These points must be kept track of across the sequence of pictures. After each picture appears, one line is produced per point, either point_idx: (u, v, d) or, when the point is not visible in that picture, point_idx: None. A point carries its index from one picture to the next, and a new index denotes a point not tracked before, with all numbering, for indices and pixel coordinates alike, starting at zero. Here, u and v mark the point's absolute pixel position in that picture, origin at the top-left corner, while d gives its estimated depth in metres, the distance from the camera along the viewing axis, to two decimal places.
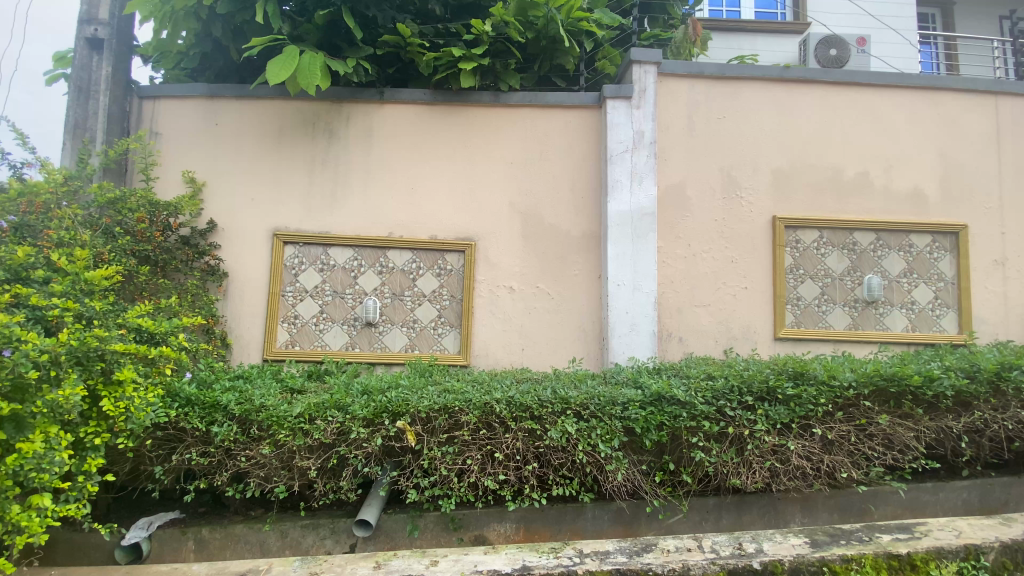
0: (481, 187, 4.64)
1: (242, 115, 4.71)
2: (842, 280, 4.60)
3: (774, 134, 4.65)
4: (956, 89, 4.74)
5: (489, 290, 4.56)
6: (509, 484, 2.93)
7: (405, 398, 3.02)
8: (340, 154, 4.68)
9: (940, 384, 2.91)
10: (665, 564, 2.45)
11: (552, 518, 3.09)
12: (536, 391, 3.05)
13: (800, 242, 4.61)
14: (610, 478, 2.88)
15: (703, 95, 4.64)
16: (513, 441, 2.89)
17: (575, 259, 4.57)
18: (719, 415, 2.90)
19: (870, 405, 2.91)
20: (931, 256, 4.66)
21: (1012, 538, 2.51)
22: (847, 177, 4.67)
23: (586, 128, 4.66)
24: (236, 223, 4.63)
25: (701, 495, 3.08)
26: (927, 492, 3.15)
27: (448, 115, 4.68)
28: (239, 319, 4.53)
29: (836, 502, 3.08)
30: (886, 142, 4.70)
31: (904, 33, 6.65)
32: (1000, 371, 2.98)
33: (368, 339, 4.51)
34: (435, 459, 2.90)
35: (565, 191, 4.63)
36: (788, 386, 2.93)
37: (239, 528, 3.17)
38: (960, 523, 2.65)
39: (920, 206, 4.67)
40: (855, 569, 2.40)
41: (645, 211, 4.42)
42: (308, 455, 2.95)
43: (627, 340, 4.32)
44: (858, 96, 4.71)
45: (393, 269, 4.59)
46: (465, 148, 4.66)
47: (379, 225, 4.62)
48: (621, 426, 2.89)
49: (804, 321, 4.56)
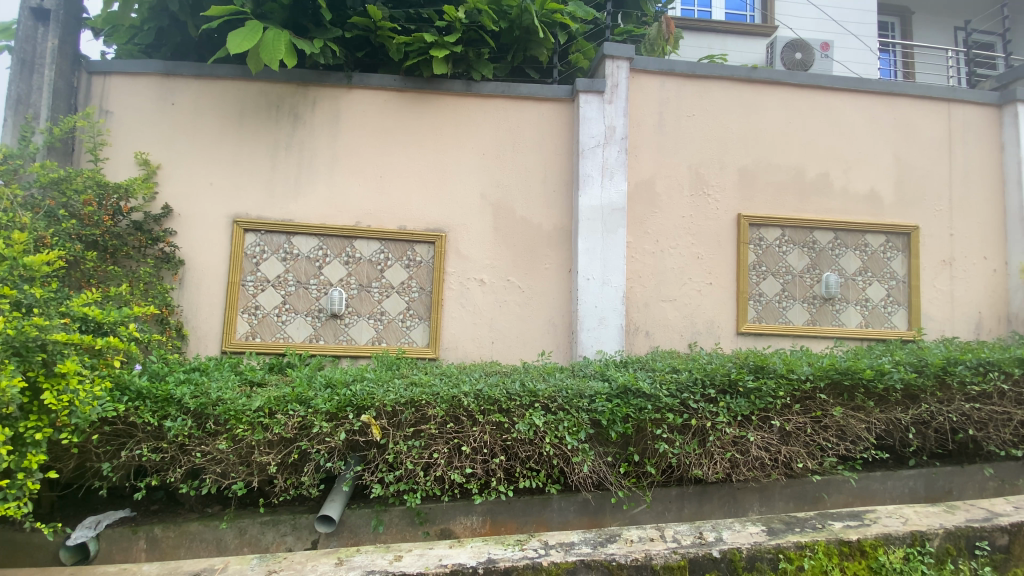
0: (452, 177, 4.57)
1: (200, 95, 4.48)
2: (802, 277, 4.75)
3: (741, 134, 4.74)
4: (912, 95, 4.94)
5: (460, 283, 4.51)
6: (476, 478, 2.92)
7: (371, 391, 2.95)
8: (306, 139, 4.52)
9: (891, 377, 3.05)
10: (628, 554, 2.43)
11: (519, 510, 3.09)
12: (504, 385, 3.03)
13: (763, 240, 4.73)
14: (576, 469, 2.90)
15: (674, 92, 4.68)
16: (481, 435, 2.86)
17: (546, 253, 4.56)
18: (682, 408, 2.95)
19: (825, 398, 3.02)
20: (885, 255, 4.86)
21: (956, 524, 2.58)
22: (809, 177, 4.82)
23: (558, 121, 4.65)
24: (193, 208, 4.42)
25: (664, 486, 3.13)
26: (877, 481, 3.29)
27: (419, 103, 4.58)
28: (196, 310, 4.35)
29: (792, 491, 3.19)
30: (846, 144, 4.86)
31: (865, 40, 6.89)
32: (946, 366, 3.14)
33: (333, 331, 4.40)
34: (400, 453, 2.84)
35: (537, 184, 4.61)
36: (749, 379, 3.00)
37: (194, 526, 3.05)
38: (907, 511, 2.74)
39: (876, 207, 4.86)
40: (808, 555, 2.42)
41: (616, 206, 4.45)
42: (267, 450, 2.86)
43: (596, 334, 4.36)
44: (821, 99, 4.85)
45: (360, 259, 4.48)
46: (435, 137, 4.57)
47: (346, 214, 4.49)
48: (588, 418, 2.90)
49: (766, 316, 4.69)
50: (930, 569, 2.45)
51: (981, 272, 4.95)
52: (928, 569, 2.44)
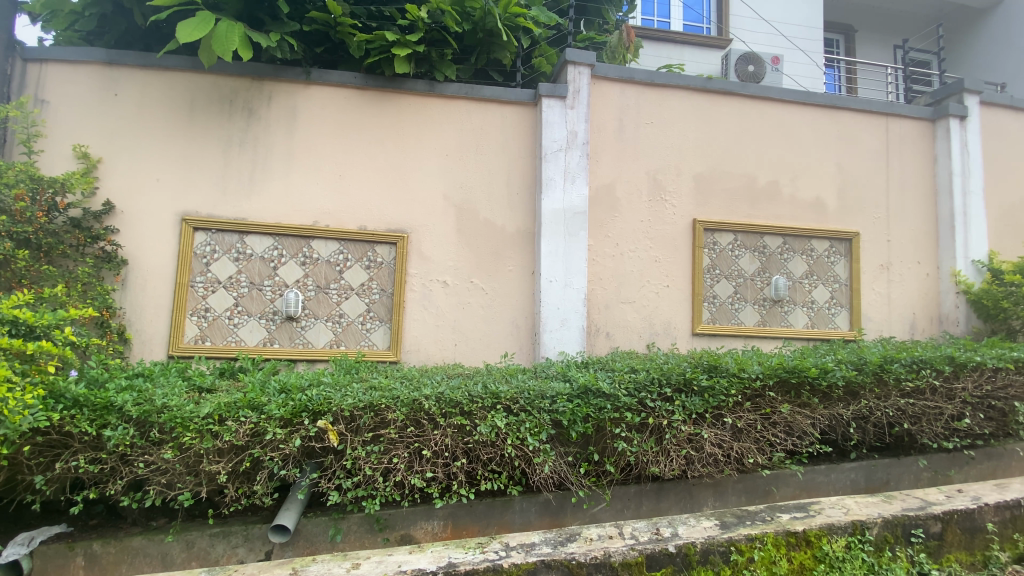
0: (413, 178, 4.52)
1: (146, 87, 4.26)
2: (753, 280, 4.95)
3: (697, 141, 4.91)
4: (854, 109, 5.24)
5: (422, 284, 4.46)
6: (437, 481, 2.88)
7: (328, 396, 2.87)
8: (261, 136, 4.37)
9: (833, 375, 3.22)
10: (588, 552, 2.43)
11: (480, 512, 3.09)
12: (466, 387, 3.02)
13: (717, 244, 4.91)
14: (538, 470, 2.91)
15: (634, 99, 4.80)
16: (442, 438, 2.83)
17: (509, 255, 4.57)
18: (640, 407, 3.01)
19: (773, 395, 3.15)
20: (829, 260, 5.13)
21: (893, 513, 2.68)
22: (760, 184, 5.03)
23: (521, 124, 4.68)
24: (137, 205, 4.19)
25: (623, 484, 3.20)
26: (821, 473, 3.47)
27: (381, 102, 4.51)
28: (140, 312, 4.12)
29: (743, 486, 3.32)
30: (794, 154, 5.11)
31: (812, 55, 7.25)
32: (883, 364, 3.36)
33: (289, 334, 4.27)
34: (359, 459, 2.77)
35: (500, 186, 4.62)
36: (703, 378, 3.10)
37: (136, 541, 2.89)
38: (849, 502, 2.85)
39: (821, 214, 5.13)
40: (758, 547, 2.50)
41: (578, 210, 4.52)
42: (217, 459, 2.74)
43: (558, 335, 4.41)
44: (771, 110, 5.08)
45: (318, 259, 4.37)
46: (397, 137, 4.51)
47: (303, 213, 4.37)
48: (550, 419, 2.92)
49: (719, 318, 4.86)
50: (870, 557, 2.54)
51: (915, 276, 5.29)
52: (868, 557, 2.53)
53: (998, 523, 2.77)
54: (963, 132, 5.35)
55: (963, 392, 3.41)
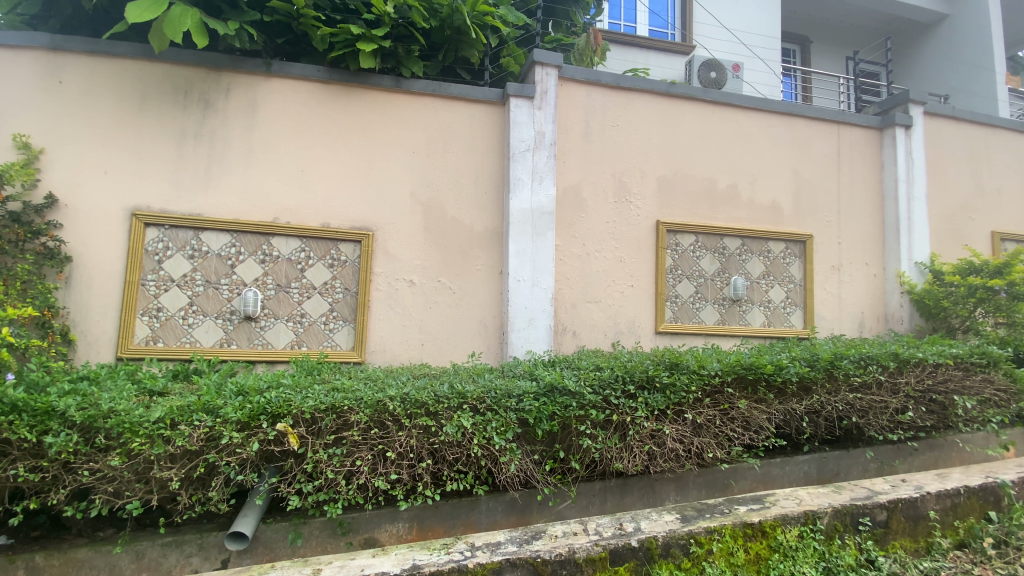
0: (379, 175, 4.44)
1: (93, 74, 4.04)
2: (713, 280, 5.10)
3: (661, 144, 5.02)
4: (808, 116, 5.47)
5: (388, 284, 4.39)
6: (401, 483, 2.83)
7: (288, 398, 2.79)
8: (219, 128, 4.21)
9: (787, 371, 3.35)
10: (552, 549, 2.43)
11: (446, 514, 3.06)
12: (432, 388, 2.99)
13: (679, 245, 5.03)
14: (504, 469, 2.91)
15: (600, 102, 4.87)
16: (407, 440, 2.79)
17: (477, 254, 4.55)
18: (604, 404, 3.06)
19: (731, 391, 3.25)
20: (785, 261, 5.34)
21: (842, 503, 2.75)
22: (720, 188, 5.18)
23: (489, 123, 4.67)
24: (83, 199, 3.97)
25: (588, 481, 3.23)
26: (777, 466, 3.61)
27: (345, 96, 4.42)
28: (86, 312, 3.90)
29: (704, 480, 3.41)
30: (752, 159, 5.29)
31: (770, 64, 7.52)
32: (834, 361, 3.52)
33: (247, 335, 4.13)
34: (320, 462, 2.70)
35: (468, 185, 4.59)
36: (664, 375, 3.18)
37: (82, 553, 2.73)
38: (802, 494, 2.95)
39: (777, 217, 5.33)
40: (716, 539, 2.55)
41: (545, 210, 4.55)
42: (169, 465, 2.62)
43: (525, 334, 4.43)
44: (731, 116, 5.24)
45: (278, 257, 4.24)
46: (362, 133, 4.43)
47: (263, 209, 4.23)
48: (516, 418, 2.93)
49: (681, 317, 4.99)
50: (821, 546, 2.62)
51: (864, 276, 5.57)
52: (819, 545, 2.61)
53: (939, 511, 2.83)
54: (907, 141, 5.65)
55: (906, 386, 3.61)
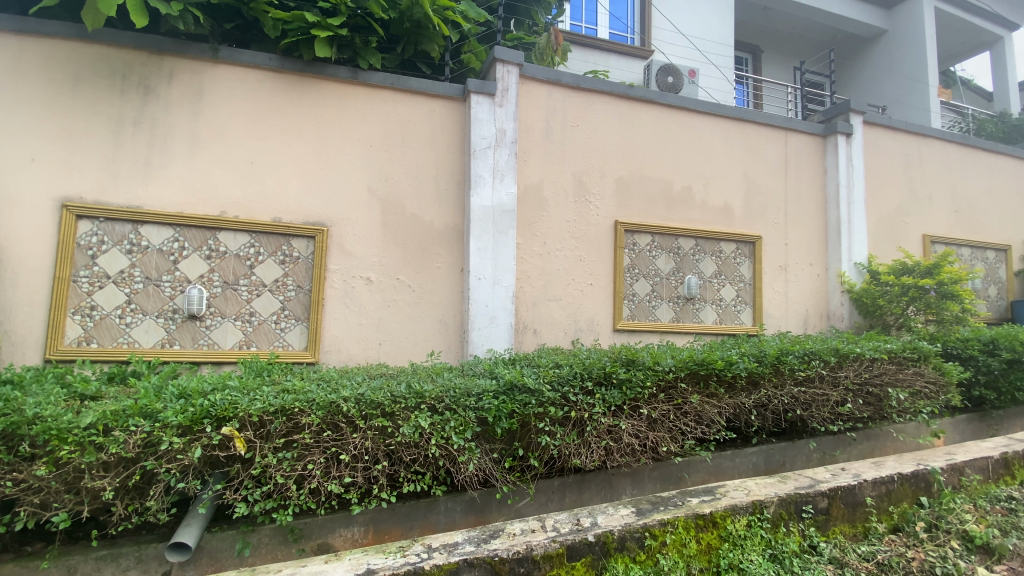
0: (334, 168, 4.31)
1: (18, 53, 3.73)
2: (668, 279, 5.24)
3: (620, 145, 5.11)
4: (757, 122, 5.70)
5: (343, 281, 4.26)
6: (356, 487, 2.76)
7: (234, 401, 2.66)
8: (160, 116, 3.97)
9: (737, 367, 3.49)
10: (510, 547, 2.42)
11: (403, 516, 2.99)
12: (388, 388, 2.93)
13: (636, 245, 5.14)
14: (462, 469, 2.87)
15: (561, 101, 4.90)
16: (362, 442, 2.70)
17: (437, 252, 4.49)
18: (563, 401, 3.08)
19: (684, 386, 3.34)
20: (736, 261, 5.54)
21: (787, 492, 2.88)
22: (676, 189, 5.32)
23: (449, 119, 4.61)
24: (7, 188, 3.66)
25: (547, 477, 3.25)
26: (727, 458, 3.73)
27: (299, 87, 4.27)
28: (10, 310, 3.61)
29: (658, 473, 3.49)
30: (706, 161, 5.46)
31: (724, 70, 7.78)
32: (780, 356, 3.68)
33: (191, 335, 3.92)
34: (269, 467, 2.59)
35: (427, 181, 4.52)
36: (621, 371, 3.24)
37: (4, 570, 2.52)
38: (751, 485, 3.06)
39: (729, 218, 5.52)
40: (670, 530, 2.61)
41: (506, 208, 4.54)
42: (102, 474, 2.45)
43: (486, 332, 4.41)
44: (686, 119, 5.39)
45: (225, 253, 4.05)
46: (316, 125, 4.28)
47: (210, 203, 4.02)
48: (475, 416, 2.90)
49: (638, 314, 5.10)
50: (767, 534, 2.72)
51: (809, 276, 5.85)
52: (766, 533, 2.71)
53: (875, 498, 2.99)
54: (848, 148, 5.98)
55: (846, 379, 3.82)
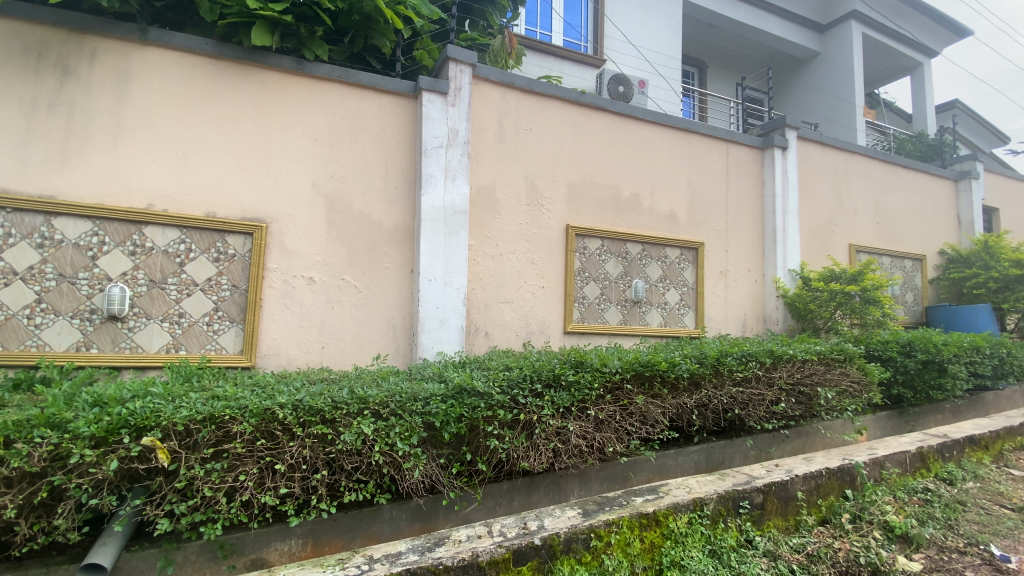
0: (276, 162, 4.11)
1: None
2: (617, 282, 5.35)
3: (571, 150, 5.18)
4: (701, 133, 5.93)
5: (283, 281, 4.07)
6: (293, 497, 2.62)
7: (157, 408, 2.47)
8: (80, 99, 3.65)
9: (679, 368, 3.60)
10: (454, 555, 2.36)
11: (345, 526, 2.85)
12: (329, 393, 2.81)
13: (587, 249, 5.22)
14: (407, 476, 2.79)
15: (513, 104, 4.90)
16: (299, 450, 2.57)
17: (386, 252, 4.37)
18: (512, 404, 3.06)
19: (630, 387, 3.41)
20: (680, 266, 5.73)
21: (725, 489, 2.98)
22: (625, 196, 5.45)
23: (399, 115, 4.50)
24: None
25: (495, 481, 3.20)
26: (670, 457, 3.79)
27: (238, 75, 4.04)
28: None
29: (605, 474, 3.51)
30: (653, 169, 5.63)
31: (671, 82, 8.06)
32: (720, 358, 3.85)
33: (111, 337, 3.62)
34: (195, 479, 2.42)
35: (376, 178, 4.39)
36: (569, 373, 3.27)
37: None
38: (692, 483, 3.16)
39: (674, 225, 5.71)
40: (614, 531, 2.64)
41: (458, 209, 4.48)
42: (1, 491, 2.21)
43: (436, 335, 4.34)
44: (635, 128, 5.54)
45: (152, 250, 3.77)
46: (257, 116, 4.07)
47: (136, 195, 3.74)
48: (421, 422, 2.83)
49: (588, 317, 5.17)
50: (707, 530, 2.81)
51: (747, 281, 6.14)
52: (705, 530, 2.80)
53: (806, 491, 3.15)
54: (783, 161, 6.33)
55: (780, 379, 4.03)
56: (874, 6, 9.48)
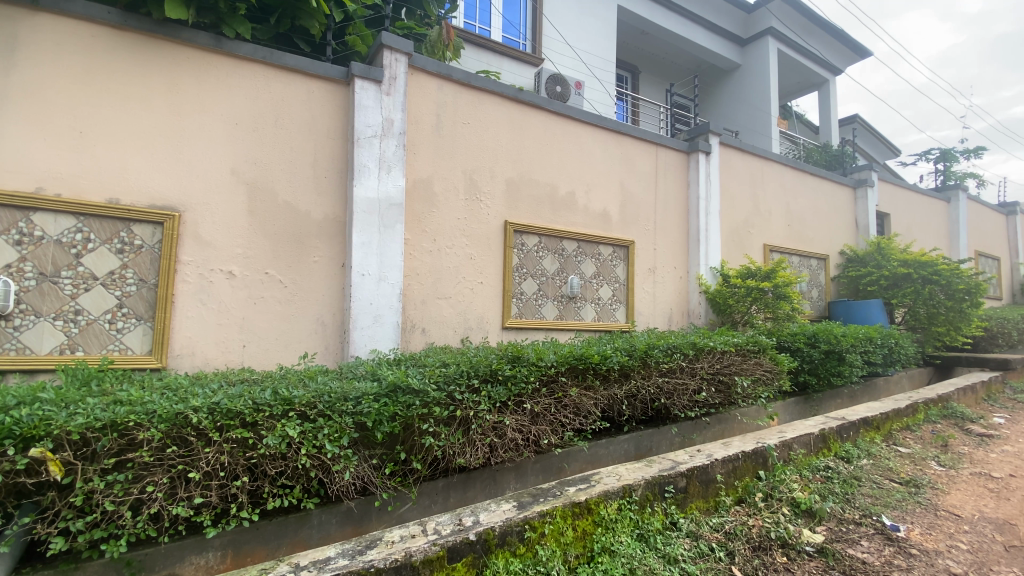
0: (190, 146, 3.80)
1: None
2: (553, 279, 5.44)
3: (509, 147, 5.19)
4: (633, 135, 6.16)
5: (199, 275, 3.77)
6: (210, 507, 2.45)
7: (47, 416, 2.21)
8: None
9: (610, 360, 3.74)
10: (387, 557, 2.30)
11: (270, 534, 2.68)
12: (250, 395, 2.64)
13: (524, 245, 5.26)
14: (336, 479, 2.69)
15: (451, 97, 4.83)
16: (216, 457, 2.40)
17: (315, 245, 4.18)
18: (449, 400, 3.03)
19: (565, 380, 3.50)
20: (612, 263, 5.93)
21: (652, 475, 3.13)
22: (561, 194, 5.55)
23: (330, 102, 4.31)
24: None
25: (430, 479, 3.15)
26: (602, 447, 3.90)
27: (147, 50, 3.69)
28: None
29: (540, 465, 3.56)
30: (589, 168, 5.78)
31: (606, 85, 8.31)
32: (648, 351, 4.06)
33: None
34: (94, 492, 2.19)
35: (304, 168, 4.18)
36: (506, 368, 3.30)
37: None
38: (622, 470, 3.29)
39: (608, 223, 5.90)
40: (548, 521, 2.69)
41: (393, 201, 4.36)
42: None
43: (369, 332, 4.20)
44: (571, 127, 5.65)
45: (42, 239, 3.36)
46: (168, 95, 3.74)
47: (24, 177, 3.31)
48: (352, 422, 2.74)
49: (526, 312, 5.23)
50: (635, 515, 2.93)
51: (673, 278, 6.47)
52: (633, 515, 2.92)
53: (724, 474, 3.37)
54: (707, 165, 6.71)
55: (702, 369, 4.30)
56: (787, 23, 10.26)
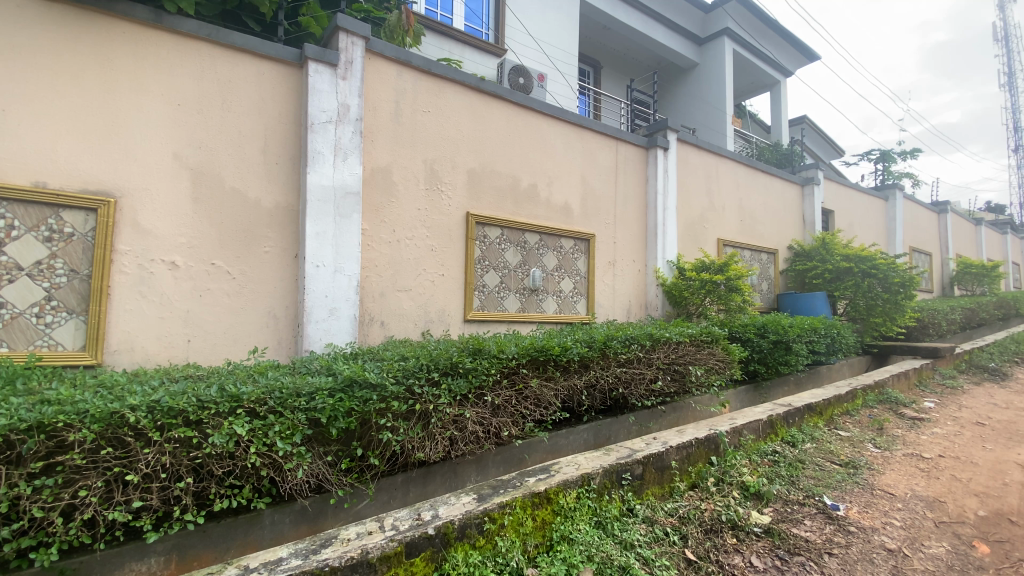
0: (126, 127, 3.55)
1: None
2: (515, 271, 5.44)
3: (470, 137, 5.13)
4: (594, 128, 6.21)
5: (139, 265, 3.55)
6: (151, 510, 2.32)
7: None
8: None
9: (570, 352, 3.77)
10: (342, 555, 2.25)
11: (217, 537, 2.56)
12: (194, 392, 2.51)
13: (486, 237, 5.23)
14: (289, 477, 2.60)
15: (411, 84, 4.72)
16: (156, 457, 2.27)
17: (266, 235, 4.01)
18: (407, 394, 2.97)
19: (525, 371, 3.51)
20: (573, 256, 5.98)
21: (610, 463, 3.18)
22: (523, 186, 5.53)
23: (281, 85, 4.12)
24: None
25: (388, 475, 3.09)
26: (563, 436, 3.92)
27: (78, 23, 3.42)
28: None
29: (501, 457, 3.55)
30: (550, 161, 5.79)
31: (568, 78, 8.34)
32: (607, 342, 4.13)
33: None
34: (20, 499, 2.03)
35: (254, 153, 3.99)
36: (466, 361, 3.27)
37: None
38: (581, 459, 3.33)
39: (569, 216, 5.93)
40: (507, 512, 2.70)
41: (349, 190, 4.23)
42: None
43: (325, 325, 4.08)
44: (533, 119, 5.64)
45: None
46: (101, 71, 3.47)
47: None
48: (305, 418, 2.65)
49: (487, 305, 5.21)
50: (593, 503, 2.98)
51: (632, 271, 6.59)
52: (592, 503, 2.97)
53: (679, 460, 3.47)
54: (665, 161, 6.85)
55: (658, 359, 4.42)
56: (742, 24, 10.58)
